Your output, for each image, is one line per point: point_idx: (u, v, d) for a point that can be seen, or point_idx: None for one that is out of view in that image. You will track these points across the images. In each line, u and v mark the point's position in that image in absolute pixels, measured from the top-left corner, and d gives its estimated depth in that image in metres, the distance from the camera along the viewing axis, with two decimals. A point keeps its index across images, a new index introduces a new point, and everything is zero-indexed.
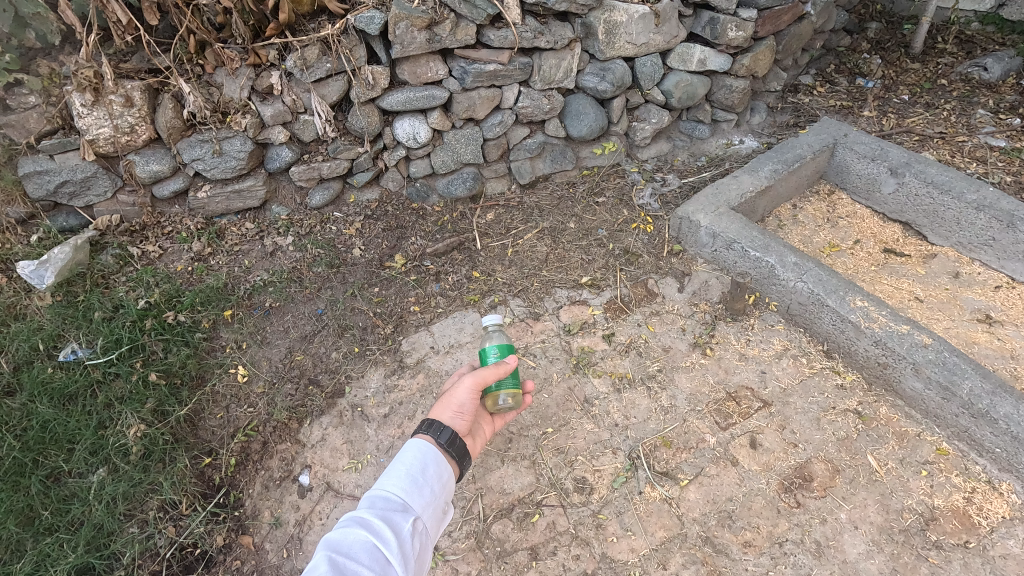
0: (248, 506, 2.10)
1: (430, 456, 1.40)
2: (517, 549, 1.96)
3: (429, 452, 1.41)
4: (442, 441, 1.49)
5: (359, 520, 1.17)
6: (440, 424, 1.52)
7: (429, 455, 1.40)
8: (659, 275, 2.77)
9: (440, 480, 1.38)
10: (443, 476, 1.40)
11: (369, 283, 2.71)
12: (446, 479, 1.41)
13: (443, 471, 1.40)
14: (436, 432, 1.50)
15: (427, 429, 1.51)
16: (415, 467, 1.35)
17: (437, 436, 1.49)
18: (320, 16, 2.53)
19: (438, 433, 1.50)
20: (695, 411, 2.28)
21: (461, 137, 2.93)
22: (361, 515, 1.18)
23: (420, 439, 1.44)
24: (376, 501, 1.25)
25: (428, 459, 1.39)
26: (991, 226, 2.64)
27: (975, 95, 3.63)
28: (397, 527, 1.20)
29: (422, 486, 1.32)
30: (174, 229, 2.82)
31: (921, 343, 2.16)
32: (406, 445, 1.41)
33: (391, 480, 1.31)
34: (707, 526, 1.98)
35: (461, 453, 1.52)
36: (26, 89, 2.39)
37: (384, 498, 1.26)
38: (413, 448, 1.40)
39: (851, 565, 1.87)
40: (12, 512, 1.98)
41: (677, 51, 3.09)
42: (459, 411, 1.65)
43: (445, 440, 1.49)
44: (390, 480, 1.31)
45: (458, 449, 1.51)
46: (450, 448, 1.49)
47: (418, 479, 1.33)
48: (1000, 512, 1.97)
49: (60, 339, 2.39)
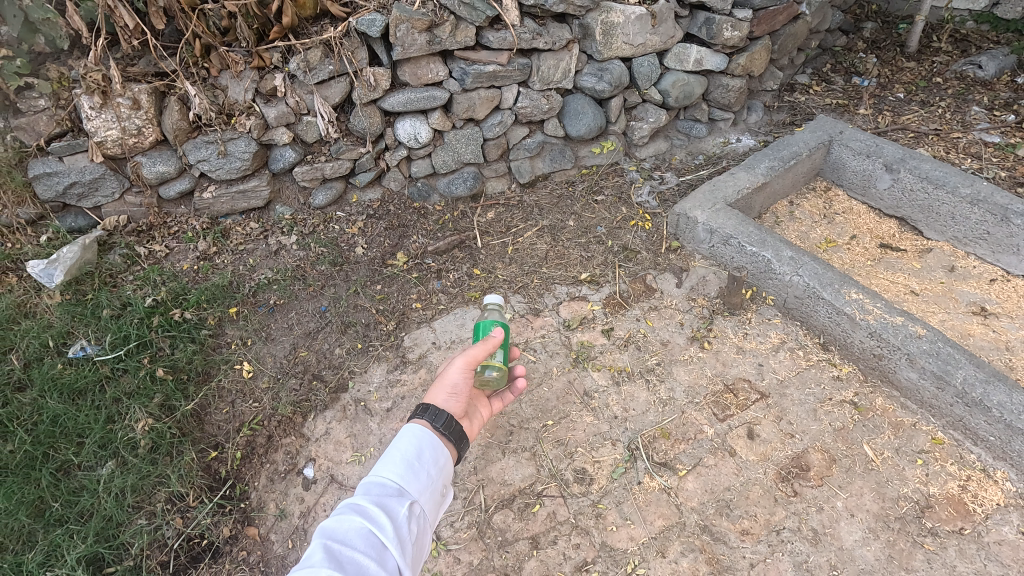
0: (254, 498, 2.14)
1: (427, 442, 1.42)
2: (518, 539, 1.98)
3: (425, 438, 1.42)
4: (437, 426, 1.50)
5: (354, 507, 1.19)
6: (436, 408, 1.54)
7: (425, 440, 1.42)
8: (657, 271, 2.81)
9: (436, 464, 1.40)
10: (440, 460, 1.42)
11: (372, 281, 2.76)
12: (443, 463, 1.42)
13: (440, 455, 1.42)
14: (431, 416, 1.51)
15: (423, 414, 1.52)
16: (411, 453, 1.37)
17: (433, 421, 1.51)
18: (323, 20, 2.58)
19: (434, 417, 1.52)
20: (694, 403, 2.31)
21: (461, 137, 2.98)
22: (357, 502, 1.21)
23: (416, 425, 1.45)
24: (372, 488, 1.27)
25: (424, 445, 1.41)
26: (986, 220, 2.67)
27: (970, 93, 3.67)
28: (393, 513, 1.22)
29: (419, 471, 1.34)
30: (179, 229, 2.86)
31: (915, 334, 2.18)
32: (401, 431, 1.42)
33: (387, 466, 1.32)
34: (705, 514, 2.00)
35: (459, 436, 1.55)
36: (35, 93, 2.45)
37: (380, 485, 1.28)
38: (408, 435, 1.42)
39: (848, 552, 1.89)
40: (24, 503, 2.02)
41: (674, 51, 3.14)
42: (454, 391, 1.67)
43: (441, 424, 1.51)
44: (385, 466, 1.33)
45: (456, 433, 1.53)
46: (447, 431, 1.51)
47: (414, 465, 1.35)
48: (994, 499, 2.00)
49: (69, 336, 2.44)
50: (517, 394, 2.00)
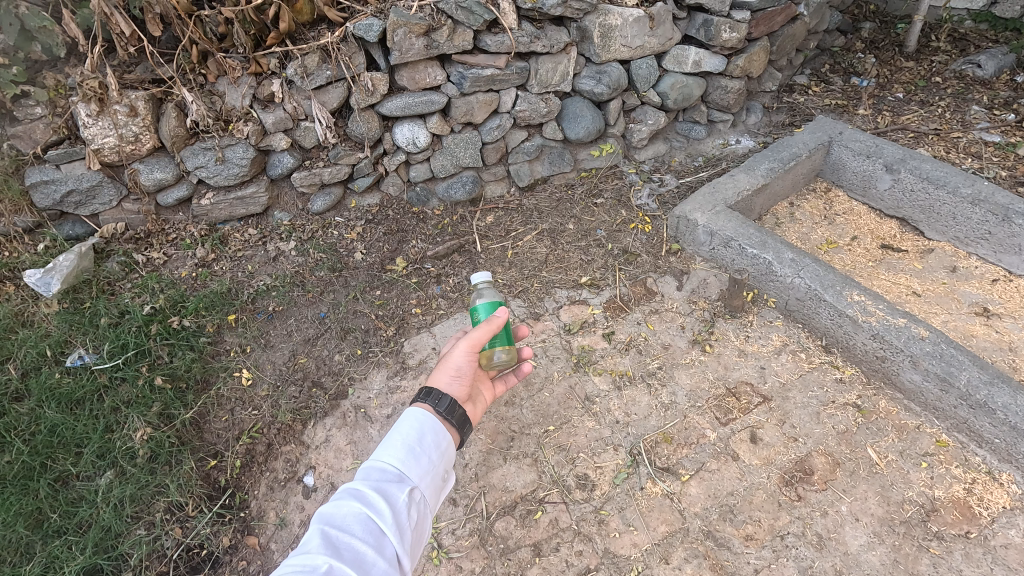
0: (254, 507, 2.12)
1: (429, 425, 1.39)
2: (520, 546, 1.97)
3: (427, 422, 1.39)
4: (440, 410, 1.49)
5: (353, 493, 1.18)
6: (439, 392, 1.52)
7: (427, 424, 1.39)
8: (657, 274, 2.79)
9: (438, 448, 1.37)
10: (442, 444, 1.39)
11: (371, 287, 2.74)
12: (445, 447, 1.40)
13: (441, 440, 1.39)
14: (434, 400, 1.50)
15: (426, 398, 1.50)
16: (412, 437, 1.34)
17: (436, 405, 1.49)
18: (320, 25, 2.58)
19: (437, 401, 1.50)
20: (696, 407, 2.29)
21: (460, 141, 2.97)
22: (357, 487, 1.20)
23: (418, 409, 1.43)
24: (372, 473, 1.25)
25: (425, 429, 1.38)
26: (987, 220, 2.66)
27: (969, 92, 3.67)
28: (393, 499, 1.21)
29: (420, 456, 1.32)
30: (177, 236, 2.84)
31: (918, 335, 2.17)
32: (403, 415, 1.39)
33: (388, 451, 1.30)
34: (708, 520, 1.99)
35: (461, 421, 1.53)
36: (32, 101, 2.44)
37: (380, 469, 1.26)
38: (410, 419, 1.39)
39: (853, 557, 1.88)
40: (21, 515, 2.01)
41: (672, 53, 3.14)
42: (457, 375, 1.65)
43: (444, 409, 1.49)
44: (386, 450, 1.30)
45: (458, 418, 1.52)
46: (450, 416, 1.50)
47: (416, 449, 1.32)
48: (1000, 502, 1.98)
49: (67, 344, 2.43)
50: (524, 378, 1.94)
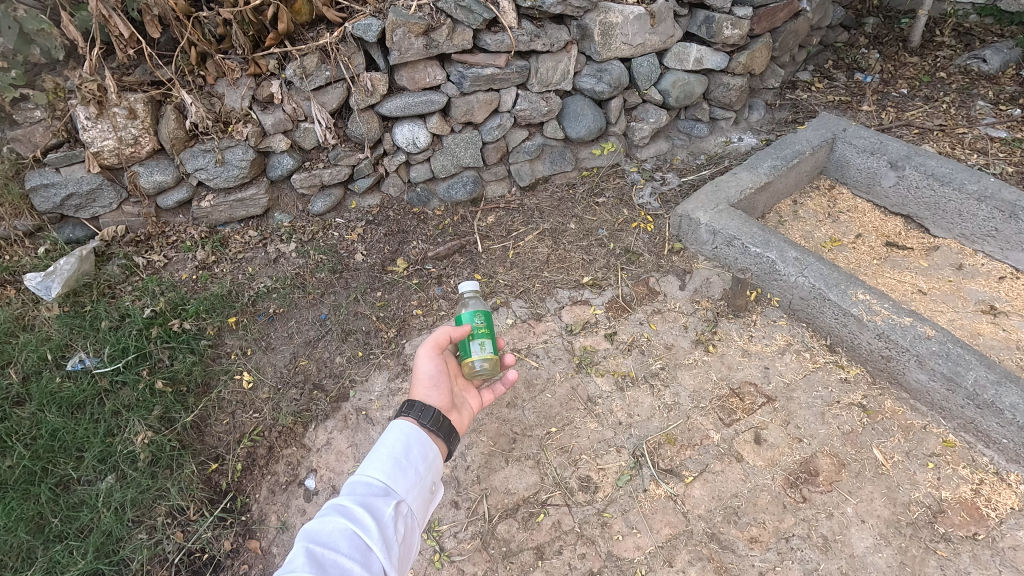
0: (254, 511, 2.12)
1: (414, 437, 1.40)
2: (522, 549, 1.95)
3: (413, 434, 1.40)
4: (426, 422, 1.48)
5: (338, 509, 1.17)
6: (421, 404, 1.51)
7: (414, 436, 1.40)
8: (660, 273, 2.77)
9: (425, 460, 1.37)
10: (429, 456, 1.39)
11: (371, 288, 2.73)
12: (432, 459, 1.40)
13: (428, 451, 1.40)
14: (417, 413, 1.49)
15: (410, 412, 1.49)
16: (398, 450, 1.34)
17: (420, 417, 1.48)
18: (319, 25, 2.57)
19: (421, 413, 1.49)
20: (699, 408, 2.27)
21: (460, 141, 2.95)
22: (342, 503, 1.18)
23: (404, 422, 1.43)
24: (358, 487, 1.24)
25: (411, 441, 1.38)
26: (994, 217, 2.63)
27: (975, 87, 3.63)
28: (379, 513, 1.19)
29: (406, 469, 1.32)
30: (178, 239, 2.84)
31: (924, 335, 2.14)
32: (388, 428, 1.39)
33: (373, 464, 1.30)
34: (712, 522, 1.97)
35: (448, 432, 1.53)
36: (31, 104, 2.43)
37: (365, 484, 1.25)
38: (395, 431, 1.39)
39: (860, 559, 1.86)
40: (22, 520, 2.01)
41: (674, 51, 3.11)
42: (434, 384, 1.68)
43: (430, 421, 1.49)
44: (372, 465, 1.30)
45: (445, 429, 1.52)
46: (437, 428, 1.50)
47: (402, 462, 1.32)
48: (1009, 503, 1.96)
49: (68, 348, 2.43)
50: (511, 384, 1.92)
